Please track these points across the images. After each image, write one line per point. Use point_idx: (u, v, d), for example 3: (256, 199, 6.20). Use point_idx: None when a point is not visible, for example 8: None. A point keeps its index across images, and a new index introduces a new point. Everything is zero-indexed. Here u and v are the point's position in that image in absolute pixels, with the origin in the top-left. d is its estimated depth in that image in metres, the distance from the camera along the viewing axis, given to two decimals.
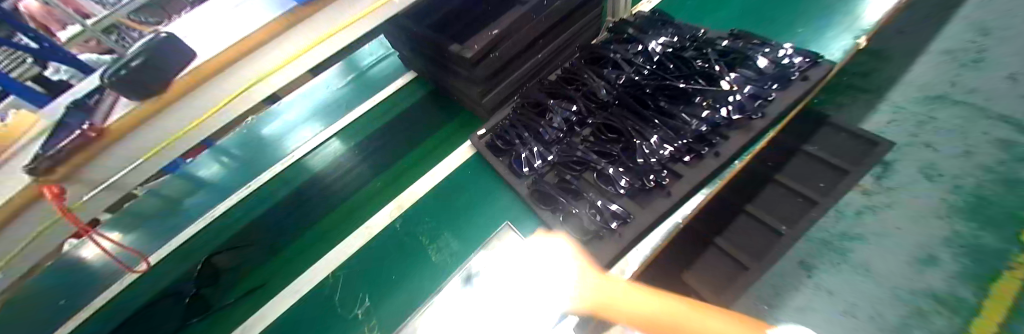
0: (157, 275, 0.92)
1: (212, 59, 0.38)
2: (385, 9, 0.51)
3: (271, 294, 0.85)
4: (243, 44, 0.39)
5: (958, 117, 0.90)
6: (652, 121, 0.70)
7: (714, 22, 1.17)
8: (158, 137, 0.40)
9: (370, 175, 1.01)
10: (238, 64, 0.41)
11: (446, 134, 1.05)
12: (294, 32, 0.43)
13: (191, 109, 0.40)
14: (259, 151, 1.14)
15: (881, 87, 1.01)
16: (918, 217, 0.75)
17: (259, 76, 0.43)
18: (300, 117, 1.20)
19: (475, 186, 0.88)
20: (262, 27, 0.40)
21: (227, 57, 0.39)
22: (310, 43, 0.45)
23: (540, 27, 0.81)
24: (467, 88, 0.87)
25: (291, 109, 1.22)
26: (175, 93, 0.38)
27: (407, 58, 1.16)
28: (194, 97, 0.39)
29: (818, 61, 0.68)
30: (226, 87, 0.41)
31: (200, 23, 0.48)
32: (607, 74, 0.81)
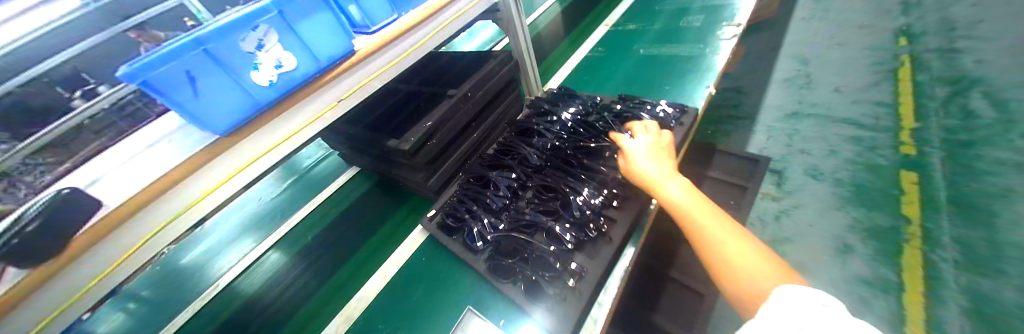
0: None
1: (117, 206, 0.42)
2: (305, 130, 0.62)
3: None
4: (154, 186, 0.45)
5: (811, 128, 1.18)
6: (581, 176, 0.78)
7: (607, 90, 1.40)
8: (51, 301, 0.40)
9: (316, 285, 0.92)
10: (154, 206, 0.45)
11: (394, 222, 1.03)
12: (213, 166, 0.50)
13: (102, 258, 0.43)
14: (180, 284, 1.00)
15: (753, 114, 1.31)
16: (822, 213, 0.96)
17: (171, 214, 0.47)
18: (231, 232, 1.12)
19: (429, 274, 0.84)
20: (173, 168, 0.46)
21: (136, 201, 0.43)
22: (226, 177, 0.52)
23: (469, 113, 0.91)
24: (409, 175, 0.89)
25: (219, 227, 1.14)
26: (75, 248, 0.40)
27: (349, 157, 1.18)
28: (102, 245, 0.42)
29: (685, 110, 0.87)
30: (133, 231, 0.44)
31: (120, 176, 0.49)
32: (535, 142, 0.90)
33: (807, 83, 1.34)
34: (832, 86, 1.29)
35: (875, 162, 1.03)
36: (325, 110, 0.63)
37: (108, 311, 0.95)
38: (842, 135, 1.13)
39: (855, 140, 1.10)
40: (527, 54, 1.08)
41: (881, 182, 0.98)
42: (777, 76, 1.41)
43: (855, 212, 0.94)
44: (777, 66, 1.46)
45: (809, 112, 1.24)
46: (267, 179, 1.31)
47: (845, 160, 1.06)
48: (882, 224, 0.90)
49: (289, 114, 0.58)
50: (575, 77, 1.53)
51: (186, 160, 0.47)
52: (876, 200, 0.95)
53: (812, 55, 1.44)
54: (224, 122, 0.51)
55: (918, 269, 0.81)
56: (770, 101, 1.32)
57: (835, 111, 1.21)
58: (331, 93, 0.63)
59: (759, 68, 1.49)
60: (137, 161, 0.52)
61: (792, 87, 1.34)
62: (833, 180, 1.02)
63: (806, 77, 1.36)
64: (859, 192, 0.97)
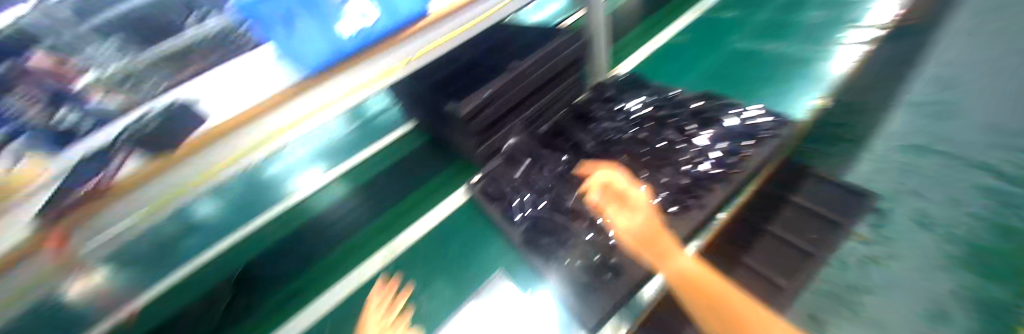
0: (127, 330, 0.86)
1: (223, 121, 0.46)
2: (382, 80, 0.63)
3: None
4: (253, 109, 0.48)
5: (931, 167, 0.94)
6: (641, 175, 0.72)
7: (685, 83, 1.27)
8: (157, 190, 0.44)
9: (365, 221, 1.00)
10: (248, 126, 0.48)
11: (440, 181, 1.06)
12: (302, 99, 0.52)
13: (202, 163, 0.46)
14: (260, 194, 1.14)
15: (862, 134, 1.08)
16: (919, 269, 0.77)
17: (263, 136, 0.50)
18: (306, 158, 1.23)
19: (467, 234, 0.87)
20: (272, 96, 0.49)
21: (237, 120, 0.47)
22: (313, 112, 0.54)
23: (530, 87, 0.88)
24: (462, 140, 0.91)
25: (296, 151, 1.25)
26: (184, 152, 0.43)
27: (409, 109, 1.22)
28: (205, 153, 0.45)
29: (784, 121, 0.74)
30: (231, 143, 0.47)
31: (213, 84, 0.51)
32: (593, 129, 0.86)
33: (949, 109, 1.06)
34: (978, 120, 1.01)
35: (1009, 224, 0.81)
36: (398, 66, 0.64)
37: (206, 204, 1.10)
38: (970, 182, 0.90)
39: (986, 192, 0.87)
40: (604, 33, 0.99)
41: (1004, 248, 0.77)
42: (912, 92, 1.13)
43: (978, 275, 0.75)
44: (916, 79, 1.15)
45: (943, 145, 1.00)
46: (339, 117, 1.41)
47: (966, 213, 0.85)
48: (994, 300, 0.71)
49: (364, 65, 0.59)
50: (652, 63, 1.40)
51: (280, 90, 0.50)
52: (996, 270, 0.75)
53: (976, 69, 1.11)
54: (311, 62, 0.53)
55: None
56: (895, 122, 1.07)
57: (975, 150, 0.95)
58: (404, 50, 0.63)
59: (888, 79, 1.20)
60: (230, 75, 0.56)
61: (925, 110, 1.07)
62: (958, 232, 0.82)
63: (950, 100, 1.07)
64: (990, 253, 0.78)
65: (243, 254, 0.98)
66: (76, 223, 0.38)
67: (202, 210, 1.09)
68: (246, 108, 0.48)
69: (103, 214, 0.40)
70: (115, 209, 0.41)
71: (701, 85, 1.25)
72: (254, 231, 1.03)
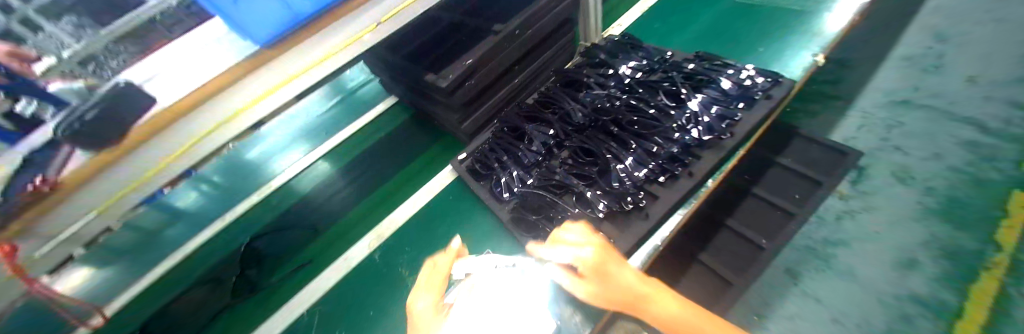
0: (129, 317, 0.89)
1: (175, 102, 0.42)
2: (348, 50, 0.58)
3: None
4: (206, 88, 0.44)
5: (919, 124, 0.94)
6: (629, 144, 0.71)
7: (680, 42, 1.21)
8: (116, 182, 0.42)
9: (354, 200, 0.99)
10: (198, 111, 0.45)
11: (427, 157, 1.04)
12: (253, 76, 0.48)
13: (152, 156, 0.43)
14: (242, 179, 1.13)
15: (851, 96, 1.08)
16: (894, 222, 0.82)
17: (223, 117, 0.47)
18: (285, 139, 1.20)
19: (454, 213, 0.86)
20: (225, 72, 0.45)
21: (189, 101, 0.43)
22: (270, 88, 0.51)
23: (515, 53, 0.82)
24: (445, 114, 0.87)
25: (275, 131, 1.22)
26: (132, 140, 0.40)
27: (389, 84, 1.16)
28: (160, 139, 0.43)
29: (779, 80, 0.72)
30: (189, 126, 0.45)
31: (173, 75, 0.50)
32: (582, 97, 0.82)
33: (939, 64, 1.05)
34: (962, 73, 0.95)
35: (986, 177, 0.79)
36: (367, 29, 0.59)
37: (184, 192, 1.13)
38: (954, 137, 0.88)
39: (969, 145, 0.86)
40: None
41: (976, 198, 0.77)
42: (902, 50, 1.12)
43: (934, 228, 0.77)
44: (908, 36, 1.14)
45: (927, 102, 0.99)
46: (315, 95, 1.33)
47: (947, 167, 0.85)
48: (958, 247, 0.73)
49: (325, 30, 0.53)
50: (645, 23, 1.33)
51: (227, 68, 0.46)
52: (968, 222, 0.75)
53: (969, 21, 1.09)
54: (267, 29, 0.47)
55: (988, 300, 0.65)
56: (877, 82, 1.07)
57: (959, 103, 0.93)
58: (370, 13, 0.58)
59: (883, 36, 1.18)
60: (182, 62, 0.53)
61: (913, 68, 1.04)
62: (924, 187, 0.84)
63: (941, 55, 1.06)
64: (952, 204, 0.79)
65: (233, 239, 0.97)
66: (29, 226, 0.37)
67: (185, 200, 1.11)
68: (198, 87, 0.44)
69: (60, 214, 0.39)
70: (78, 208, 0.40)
71: (694, 46, 1.18)
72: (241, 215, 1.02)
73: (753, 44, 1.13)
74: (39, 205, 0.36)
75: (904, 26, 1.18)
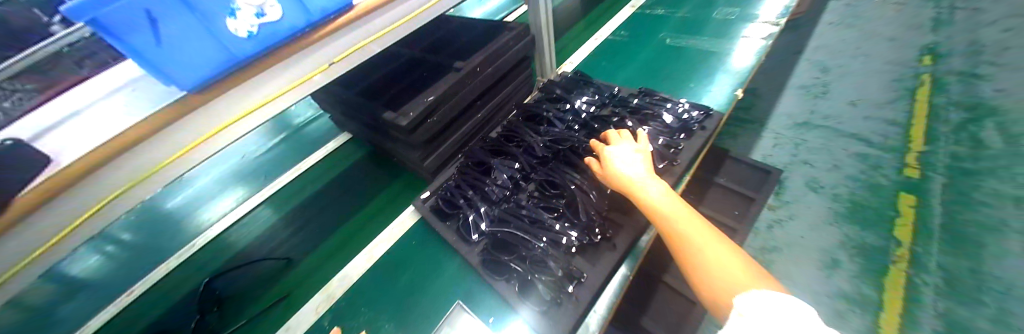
0: None
1: (81, 158, 0.37)
2: (290, 93, 0.55)
3: None
4: (119, 140, 0.39)
5: (817, 140, 1.13)
6: (589, 174, 0.74)
7: (623, 80, 1.32)
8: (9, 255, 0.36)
9: (302, 253, 0.88)
10: (109, 166, 0.40)
11: (387, 197, 0.98)
12: (179, 124, 0.44)
13: (50, 222, 0.38)
14: (160, 235, 0.97)
15: (763, 118, 1.25)
16: (814, 227, 0.93)
17: (149, 169, 0.43)
18: (214, 184, 1.08)
19: (420, 257, 0.81)
20: (145, 121, 0.40)
21: (97, 156, 0.38)
22: (203, 137, 0.46)
23: (477, 90, 0.84)
24: (406, 151, 0.84)
25: (204, 176, 1.11)
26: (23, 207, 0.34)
27: (342, 121, 1.10)
28: (62, 198, 0.38)
29: (710, 113, 0.81)
30: (102, 180, 0.40)
31: (77, 129, 0.43)
32: (543, 131, 0.85)
33: (823, 92, 1.27)
34: (848, 98, 1.23)
35: (877, 182, 0.99)
36: (312, 73, 0.56)
37: (89, 251, 0.96)
38: (848, 151, 1.09)
39: (859, 157, 1.06)
40: (546, 30, 0.98)
41: (873, 199, 0.96)
42: (794, 80, 1.35)
43: (844, 231, 0.91)
44: (797, 70, 1.39)
45: (819, 123, 1.18)
46: (255, 133, 1.25)
47: (845, 176, 1.02)
48: (868, 245, 0.88)
49: (264, 76, 0.50)
50: (591, 61, 1.45)
51: (140, 120, 0.41)
52: (868, 220, 0.92)
53: (835, 60, 1.38)
54: (191, 77, 0.43)
55: (898, 293, 0.80)
56: (782, 110, 1.25)
57: (847, 124, 1.16)
58: (317, 55, 0.56)
59: (778, 70, 1.42)
60: (94, 115, 0.45)
61: (808, 95, 1.28)
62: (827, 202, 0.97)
63: (823, 85, 1.30)
64: (850, 215, 0.93)
65: (147, 311, 0.81)
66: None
67: (87, 266, 0.93)
68: (107, 139, 0.38)
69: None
70: None
71: (635, 83, 1.30)
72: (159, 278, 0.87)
73: (683, 77, 1.27)
74: None
75: (792, 62, 1.43)
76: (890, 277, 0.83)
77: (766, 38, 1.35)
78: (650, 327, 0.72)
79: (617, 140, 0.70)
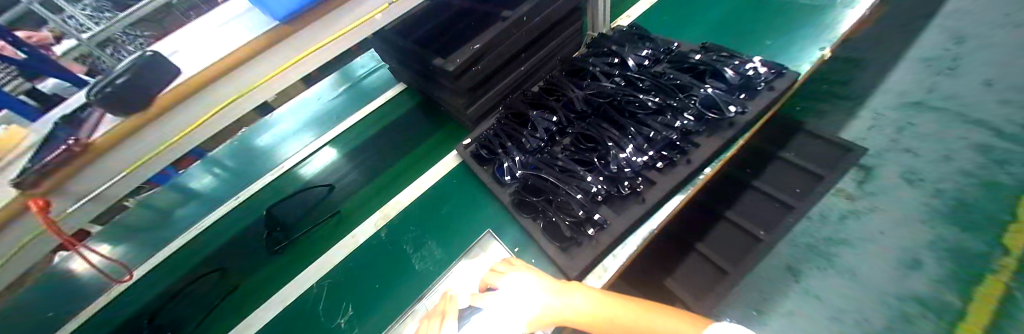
0: (121, 304, 0.85)
1: (189, 80, 0.38)
2: (338, 42, 0.50)
3: (238, 319, 0.77)
4: (220, 63, 0.39)
5: (948, 105, 0.84)
6: (629, 130, 0.66)
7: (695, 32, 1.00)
8: (139, 151, 0.40)
9: (356, 187, 0.97)
10: (207, 90, 0.40)
11: (433, 143, 1.02)
12: (272, 53, 0.43)
13: (173, 124, 0.40)
14: (253, 161, 1.12)
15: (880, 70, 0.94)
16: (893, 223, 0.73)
17: (237, 92, 0.43)
18: (293, 128, 1.19)
19: (461, 192, 0.86)
20: (240, 47, 0.39)
21: (209, 73, 0.39)
22: (292, 60, 0.46)
23: (517, 44, 0.80)
24: (452, 99, 0.86)
25: (284, 120, 1.21)
26: (157, 109, 0.37)
27: (395, 70, 1.14)
28: (178, 111, 0.40)
29: (784, 71, 0.65)
30: (208, 98, 0.41)
31: (189, 35, 0.45)
32: (586, 85, 0.78)
33: (959, 38, 0.93)
34: (994, 64, 0.86)
35: (999, 180, 0.73)
36: (354, 25, 0.50)
37: (200, 171, 1.12)
38: (984, 125, 0.80)
39: (984, 149, 0.78)
40: None
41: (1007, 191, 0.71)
42: (933, 23, 0.97)
43: (940, 230, 0.71)
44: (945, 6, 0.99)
45: (947, 81, 0.87)
46: (323, 82, 1.33)
47: (956, 170, 0.77)
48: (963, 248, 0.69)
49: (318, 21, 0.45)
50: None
51: (245, 42, 0.40)
52: (973, 222, 0.71)
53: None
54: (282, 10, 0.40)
55: (990, 303, 0.63)
56: (892, 83, 0.91)
57: (993, 90, 0.83)
58: None
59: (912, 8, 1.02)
60: (200, 28, 0.45)
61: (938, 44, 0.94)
62: (948, 178, 0.76)
63: (969, 29, 0.93)
64: (988, 190, 0.73)
65: (236, 222, 0.97)
66: (59, 188, 0.37)
67: (201, 183, 1.09)
68: (213, 62, 0.39)
69: (82, 178, 0.38)
70: (104, 168, 0.39)
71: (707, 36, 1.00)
72: (236, 206, 1.00)
73: (763, 30, 0.96)
74: (72, 163, 0.36)
75: None
76: (984, 287, 0.65)
77: None
78: (675, 290, 0.65)
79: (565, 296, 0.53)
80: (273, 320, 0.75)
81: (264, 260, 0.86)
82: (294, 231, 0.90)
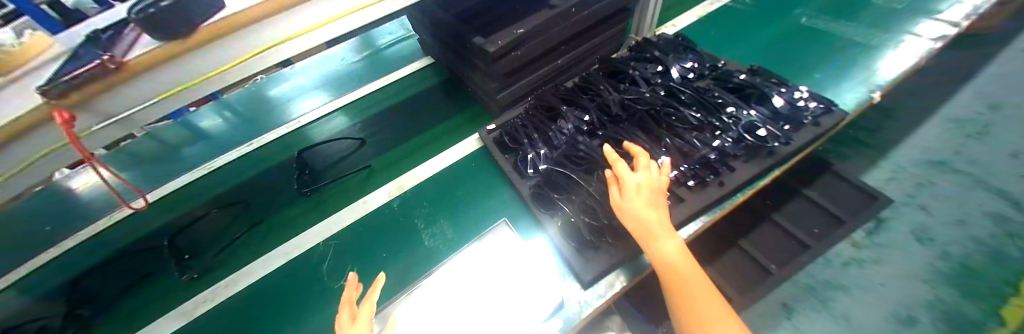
0: (118, 232, 0.83)
1: (235, 13, 0.36)
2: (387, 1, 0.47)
3: (232, 268, 0.75)
4: (271, 3, 0.37)
5: (971, 170, 0.84)
6: (663, 141, 0.64)
7: (736, 52, 0.98)
8: (170, 81, 0.37)
9: (370, 154, 0.95)
10: (250, 28, 0.38)
11: (454, 123, 1.00)
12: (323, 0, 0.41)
13: (211, 58, 0.38)
14: (267, 111, 1.10)
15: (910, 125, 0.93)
16: (896, 277, 0.73)
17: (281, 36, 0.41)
18: (311, 84, 1.16)
19: (477, 177, 0.85)
20: None
21: (257, 11, 0.37)
22: (341, 14, 0.43)
23: (561, 35, 0.77)
24: (484, 82, 0.84)
25: (302, 75, 1.19)
26: (197, 39, 0.35)
27: (426, 42, 1.11)
28: (219, 45, 0.37)
29: (832, 108, 0.63)
30: (251, 37, 0.39)
31: None
32: (623, 89, 0.76)
33: (990, 106, 0.93)
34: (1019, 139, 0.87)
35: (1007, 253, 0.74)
36: None
37: (211, 113, 1.10)
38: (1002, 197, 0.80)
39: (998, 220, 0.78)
40: None
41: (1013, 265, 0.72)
42: (967, 88, 0.97)
43: (940, 290, 0.71)
44: (980, 73, 0.99)
45: (972, 147, 0.87)
46: (346, 44, 1.31)
47: (968, 236, 0.77)
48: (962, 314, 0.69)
49: None
50: (722, 14, 1.09)
51: None
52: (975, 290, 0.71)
53: None
54: None
55: None
56: (918, 137, 0.91)
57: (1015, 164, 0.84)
58: None
59: (948, 70, 1.02)
60: None
61: (968, 109, 0.94)
62: None
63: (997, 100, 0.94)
64: (997, 260, 0.73)
65: (244, 170, 0.95)
66: (87, 103, 0.34)
67: (212, 124, 1.07)
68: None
69: (109, 98, 0.36)
70: (133, 92, 0.36)
71: (748, 57, 0.97)
72: (247, 153, 0.98)
73: (816, 63, 0.92)
74: (105, 80, 0.34)
75: (975, 63, 1.03)
76: None
77: (961, 24, 0.95)
78: None
79: (657, 217, 0.47)
80: (272, 272, 0.74)
81: (268, 212, 0.84)
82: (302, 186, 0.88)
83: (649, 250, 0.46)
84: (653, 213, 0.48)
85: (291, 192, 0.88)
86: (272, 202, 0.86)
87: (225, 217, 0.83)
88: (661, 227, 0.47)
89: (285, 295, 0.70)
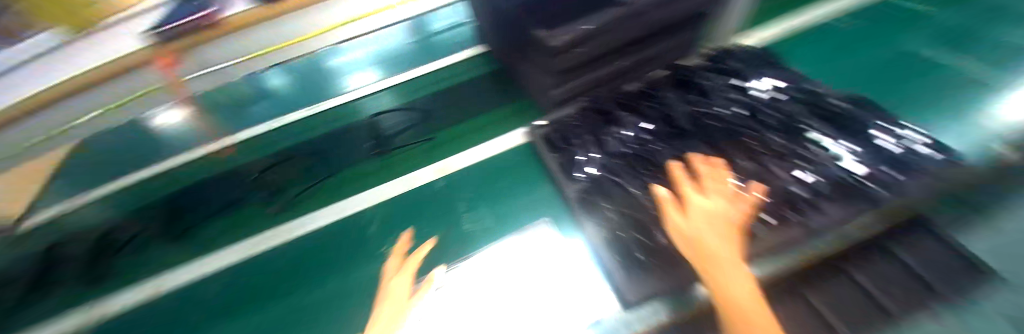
0: (184, 173, 0.91)
1: None
2: None
3: (279, 222, 0.81)
4: None
5: None
6: (737, 164, 0.59)
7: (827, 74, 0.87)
8: None
9: (414, 134, 0.96)
10: None
11: (500, 114, 0.99)
12: None
13: None
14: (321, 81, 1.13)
15: None
16: None
17: None
18: (364, 59, 1.19)
19: (519, 171, 0.83)
20: None
21: None
22: None
23: (630, 35, 0.71)
24: (539, 76, 0.81)
25: (353, 50, 1.19)
26: None
27: (484, 30, 1.10)
28: None
29: (951, 156, 0.55)
30: None
31: None
32: (694, 100, 0.70)
33: None
34: None
35: None
36: None
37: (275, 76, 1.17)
38: None
39: None
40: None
41: None
42: None
43: None
44: None
45: None
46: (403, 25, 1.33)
47: None
48: None
49: None
50: (812, 34, 0.98)
51: None
52: None
53: None
54: None
55: None
56: None
57: None
58: None
59: None
60: None
61: None
62: None
63: None
64: None
65: (296, 133, 1.00)
66: None
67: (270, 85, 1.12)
68: None
69: None
70: None
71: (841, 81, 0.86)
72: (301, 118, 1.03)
73: (934, 98, 0.77)
74: None
75: None
76: None
77: None
78: None
79: (733, 252, 0.45)
80: (316, 230, 0.79)
81: (315, 176, 0.88)
82: (350, 156, 0.92)
83: (717, 282, 0.42)
84: (730, 250, 0.45)
85: (337, 161, 0.92)
86: (319, 167, 0.91)
87: (277, 173, 0.89)
88: (736, 267, 0.43)
89: (323, 253, 0.74)
